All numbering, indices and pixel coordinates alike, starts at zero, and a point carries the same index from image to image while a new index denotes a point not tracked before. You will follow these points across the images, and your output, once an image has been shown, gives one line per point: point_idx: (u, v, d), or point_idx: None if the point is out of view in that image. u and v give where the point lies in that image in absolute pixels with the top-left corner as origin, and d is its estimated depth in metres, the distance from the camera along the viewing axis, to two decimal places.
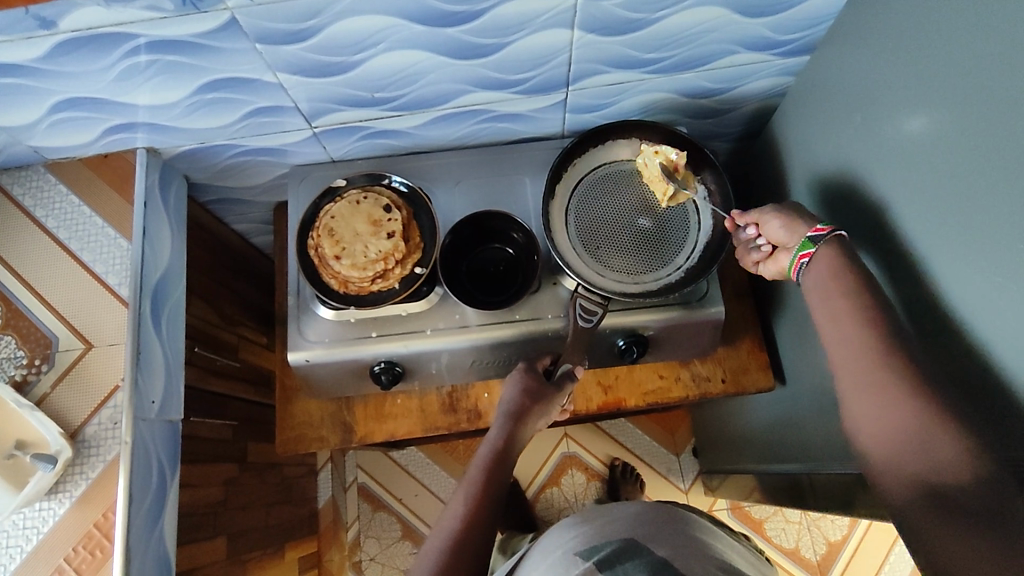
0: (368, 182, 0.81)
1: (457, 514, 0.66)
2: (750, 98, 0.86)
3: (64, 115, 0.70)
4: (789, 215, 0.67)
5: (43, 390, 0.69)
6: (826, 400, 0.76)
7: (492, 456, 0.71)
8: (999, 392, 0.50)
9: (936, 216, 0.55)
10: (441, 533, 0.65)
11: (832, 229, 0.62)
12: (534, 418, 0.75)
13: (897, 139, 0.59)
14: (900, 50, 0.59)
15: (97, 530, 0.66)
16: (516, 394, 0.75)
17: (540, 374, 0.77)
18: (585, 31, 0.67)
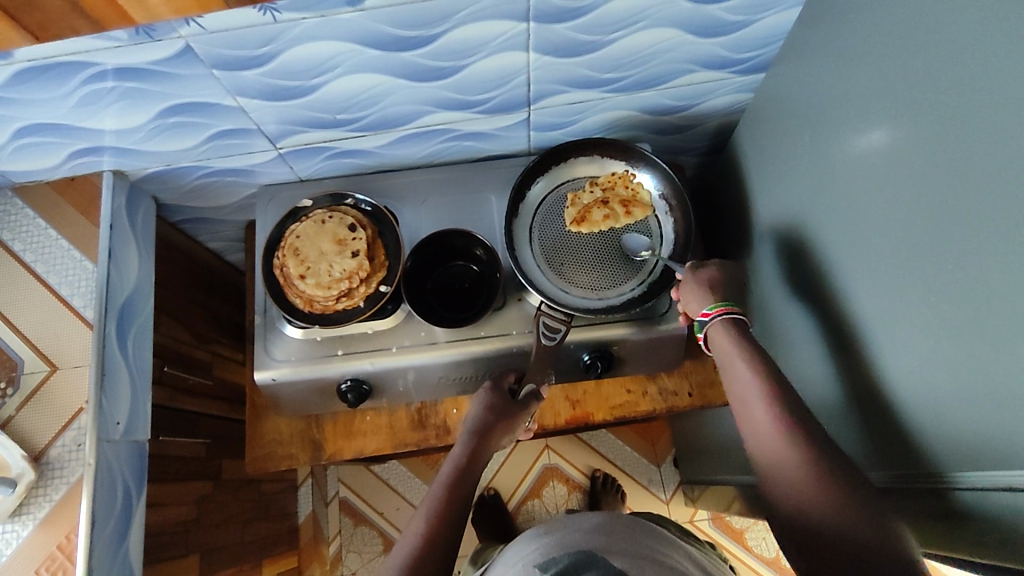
0: (333, 202, 0.82)
1: (419, 526, 0.65)
2: (712, 114, 0.87)
3: (28, 140, 0.71)
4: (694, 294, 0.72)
5: (8, 411, 0.69)
6: None
7: (455, 471, 0.71)
8: (956, 409, 0.51)
9: (892, 234, 0.56)
10: (403, 545, 0.64)
11: (716, 316, 0.69)
12: (498, 434, 0.76)
13: (855, 156, 0.60)
14: (855, 69, 0.59)
15: (60, 552, 0.66)
16: (481, 411, 0.77)
17: (506, 392, 0.78)
18: (541, 53, 0.68)
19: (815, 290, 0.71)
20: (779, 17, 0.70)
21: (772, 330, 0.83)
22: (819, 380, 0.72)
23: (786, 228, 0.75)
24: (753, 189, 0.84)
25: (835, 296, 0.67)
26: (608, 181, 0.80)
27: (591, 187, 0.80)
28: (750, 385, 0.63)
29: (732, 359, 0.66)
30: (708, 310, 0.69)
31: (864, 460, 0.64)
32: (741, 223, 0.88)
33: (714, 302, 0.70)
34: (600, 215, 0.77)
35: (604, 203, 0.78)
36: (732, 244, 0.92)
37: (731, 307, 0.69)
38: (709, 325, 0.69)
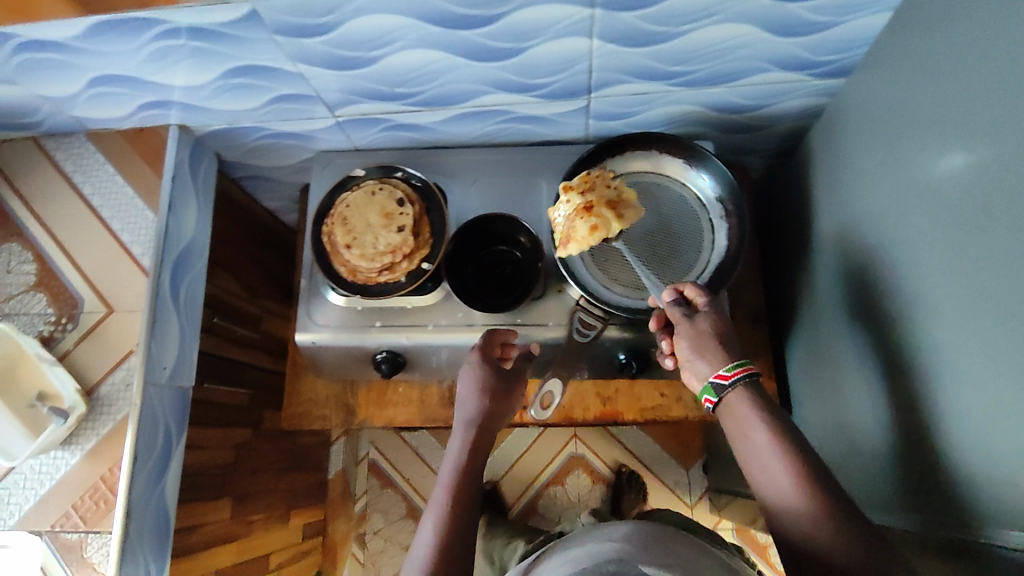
0: (383, 173, 0.82)
1: (436, 524, 0.65)
2: (785, 116, 0.82)
3: (99, 89, 0.73)
4: (698, 352, 0.64)
5: (66, 346, 0.74)
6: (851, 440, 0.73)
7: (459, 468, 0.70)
8: (1012, 470, 0.47)
9: (966, 269, 0.51)
10: (422, 542, 0.64)
11: (739, 376, 0.61)
12: (496, 415, 0.75)
13: (935, 181, 0.55)
14: (943, 86, 0.54)
15: (102, 483, 0.70)
16: (476, 396, 0.74)
17: (497, 364, 0.76)
18: (605, 41, 0.65)
19: (876, 316, 0.66)
20: (873, 20, 0.64)
21: (824, 352, 0.78)
22: (873, 411, 0.68)
23: (853, 248, 0.71)
24: (820, 200, 0.78)
25: (897, 326, 0.62)
26: (585, 181, 0.73)
27: (568, 202, 0.72)
28: (769, 450, 0.58)
29: (748, 419, 0.59)
30: (725, 371, 0.62)
31: (913, 503, 0.61)
32: (802, 235, 0.83)
33: (731, 362, 0.62)
34: (588, 229, 0.69)
35: (587, 213, 0.70)
36: (790, 256, 0.87)
37: (749, 366, 0.62)
38: (727, 390, 0.61)
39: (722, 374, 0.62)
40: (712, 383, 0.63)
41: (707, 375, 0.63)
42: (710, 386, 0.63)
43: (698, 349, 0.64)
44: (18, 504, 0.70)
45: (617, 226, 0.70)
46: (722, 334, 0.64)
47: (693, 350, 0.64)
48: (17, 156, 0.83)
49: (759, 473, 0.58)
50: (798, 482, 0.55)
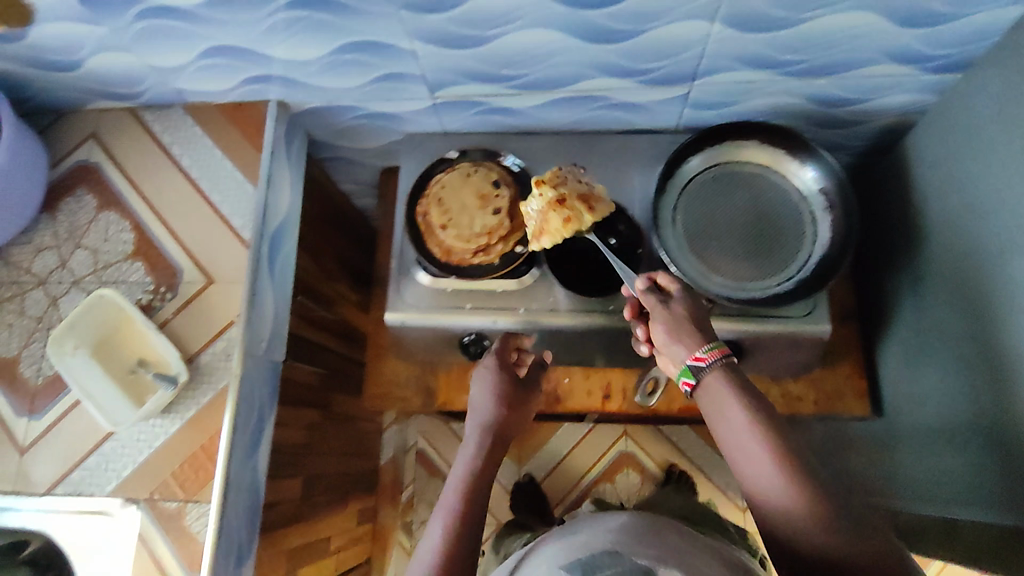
0: (483, 157, 0.82)
1: (444, 522, 0.63)
2: (883, 112, 0.81)
3: (209, 61, 0.73)
4: (676, 334, 0.60)
5: (165, 315, 0.74)
6: (939, 439, 0.74)
7: (471, 470, 0.67)
8: None
9: None
10: (430, 541, 0.61)
11: (719, 355, 0.59)
12: (513, 421, 0.74)
13: None
14: None
15: (202, 452, 0.71)
16: (492, 403, 0.73)
17: (512, 373, 0.76)
18: (725, 25, 0.65)
19: (983, 309, 0.66)
20: (996, 13, 0.64)
21: (924, 349, 0.78)
22: (967, 404, 0.68)
23: (958, 243, 0.70)
24: (920, 196, 0.78)
25: (1007, 320, 0.62)
26: (555, 175, 0.73)
27: (538, 191, 0.72)
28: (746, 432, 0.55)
29: (725, 414, 0.57)
30: (702, 352, 0.59)
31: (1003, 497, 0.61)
32: (896, 232, 0.83)
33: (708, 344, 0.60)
34: (563, 220, 0.71)
35: (562, 205, 0.72)
36: (878, 253, 0.86)
37: (723, 346, 0.60)
38: (704, 371, 0.59)
39: (700, 356, 0.59)
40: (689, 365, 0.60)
41: (686, 357, 0.60)
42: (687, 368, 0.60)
43: (673, 332, 0.61)
44: (116, 470, 0.71)
45: (589, 218, 0.72)
46: (698, 317, 0.62)
47: (670, 333, 0.61)
48: (114, 126, 0.83)
49: (735, 454, 0.56)
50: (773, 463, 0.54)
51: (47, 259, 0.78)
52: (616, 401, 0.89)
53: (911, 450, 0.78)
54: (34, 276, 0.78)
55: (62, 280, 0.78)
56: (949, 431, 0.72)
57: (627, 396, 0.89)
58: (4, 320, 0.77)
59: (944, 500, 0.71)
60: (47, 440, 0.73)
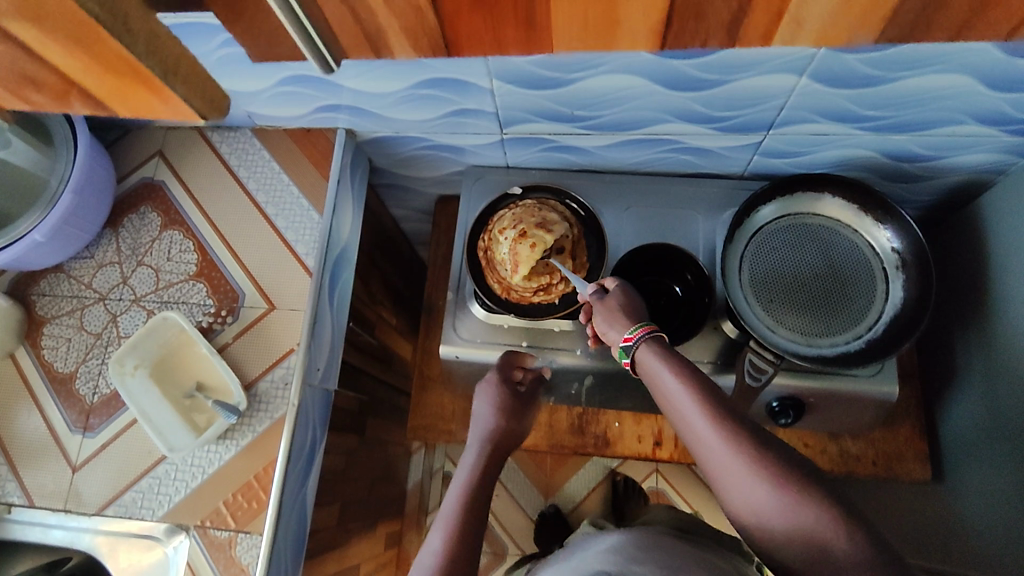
0: (548, 195, 0.81)
1: (442, 534, 0.60)
2: (957, 170, 0.79)
3: (284, 89, 0.74)
4: (608, 317, 0.62)
5: (225, 339, 0.74)
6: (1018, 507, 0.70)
7: (469, 484, 0.64)
8: None
9: None
10: (426, 553, 0.59)
11: (641, 334, 0.59)
12: (514, 434, 0.70)
13: None
14: None
15: (256, 481, 0.70)
16: (492, 415, 0.71)
17: (513, 387, 0.74)
18: (813, 80, 0.64)
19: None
20: None
21: (995, 414, 0.75)
22: None
23: None
24: (996, 259, 0.76)
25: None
26: (516, 216, 0.76)
27: (505, 232, 0.75)
28: (685, 401, 0.54)
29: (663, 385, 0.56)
30: (629, 332, 0.59)
31: None
32: (966, 292, 0.80)
33: (636, 324, 0.60)
34: (529, 249, 0.72)
35: (522, 235, 0.73)
36: (946, 312, 0.84)
37: (653, 324, 0.60)
38: (635, 349, 0.59)
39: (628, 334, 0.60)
40: (623, 347, 0.60)
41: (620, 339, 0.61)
42: (623, 350, 0.60)
43: (609, 320, 0.62)
44: (167, 495, 0.70)
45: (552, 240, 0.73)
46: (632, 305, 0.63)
47: (602, 315, 0.63)
48: (181, 146, 0.83)
49: (680, 421, 0.54)
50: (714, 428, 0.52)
51: (108, 274, 0.79)
52: (667, 449, 0.87)
53: (961, 512, 0.79)
54: (95, 291, 0.78)
55: (122, 297, 0.77)
56: None
57: (678, 444, 0.87)
58: (63, 334, 0.77)
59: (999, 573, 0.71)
60: (98, 459, 0.72)
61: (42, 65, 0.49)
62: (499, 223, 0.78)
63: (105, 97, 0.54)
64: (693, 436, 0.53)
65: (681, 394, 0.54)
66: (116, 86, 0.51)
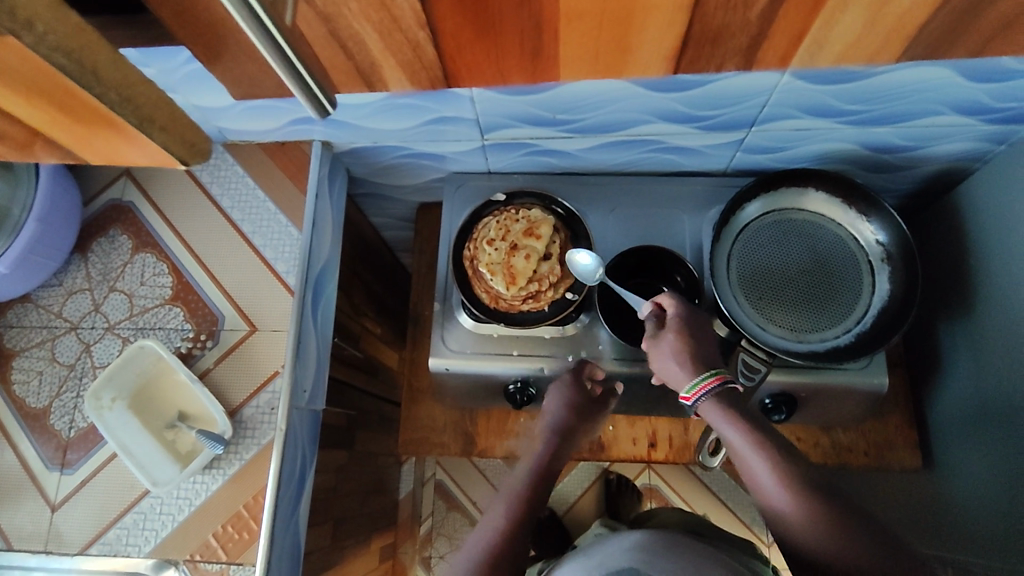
0: (533, 201, 0.80)
1: (502, 513, 0.68)
2: (936, 159, 0.80)
3: (256, 104, 0.71)
4: (669, 365, 0.65)
5: (206, 365, 0.72)
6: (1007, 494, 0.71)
7: (536, 470, 0.71)
8: None
9: None
10: (482, 531, 0.66)
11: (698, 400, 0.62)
12: (577, 431, 0.76)
13: None
14: None
15: (245, 511, 0.68)
16: (563, 412, 0.75)
17: (585, 390, 0.77)
18: (796, 78, 0.64)
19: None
20: None
21: (981, 401, 0.76)
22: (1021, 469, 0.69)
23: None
24: (976, 246, 0.76)
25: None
26: (500, 228, 0.76)
27: (493, 244, 0.76)
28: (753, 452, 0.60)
29: (732, 441, 0.61)
30: (687, 392, 0.63)
31: None
32: (949, 280, 0.81)
33: (695, 379, 0.63)
34: (524, 258, 0.74)
35: (513, 247, 0.75)
36: (929, 300, 0.85)
37: (709, 383, 0.62)
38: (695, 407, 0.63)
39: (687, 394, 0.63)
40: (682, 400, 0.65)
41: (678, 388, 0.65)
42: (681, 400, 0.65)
43: (666, 366, 0.66)
44: (154, 530, 0.68)
45: (544, 242, 0.75)
46: (691, 348, 0.65)
47: (662, 363, 0.66)
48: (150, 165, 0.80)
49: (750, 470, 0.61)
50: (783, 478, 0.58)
51: (79, 302, 0.75)
52: (662, 450, 0.87)
53: (952, 498, 0.80)
54: (66, 320, 0.75)
55: (95, 325, 0.74)
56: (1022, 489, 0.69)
57: (673, 445, 0.87)
58: (34, 367, 0.73)
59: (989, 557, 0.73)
60: (78, 496, 0.69)
61: (8, 121, 0.55)
62: (480, 235, 0.78)
63: (59, 136, 0.59)
64: (763, 483, 0.59)
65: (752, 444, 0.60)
66: (83, 133, 0.59)
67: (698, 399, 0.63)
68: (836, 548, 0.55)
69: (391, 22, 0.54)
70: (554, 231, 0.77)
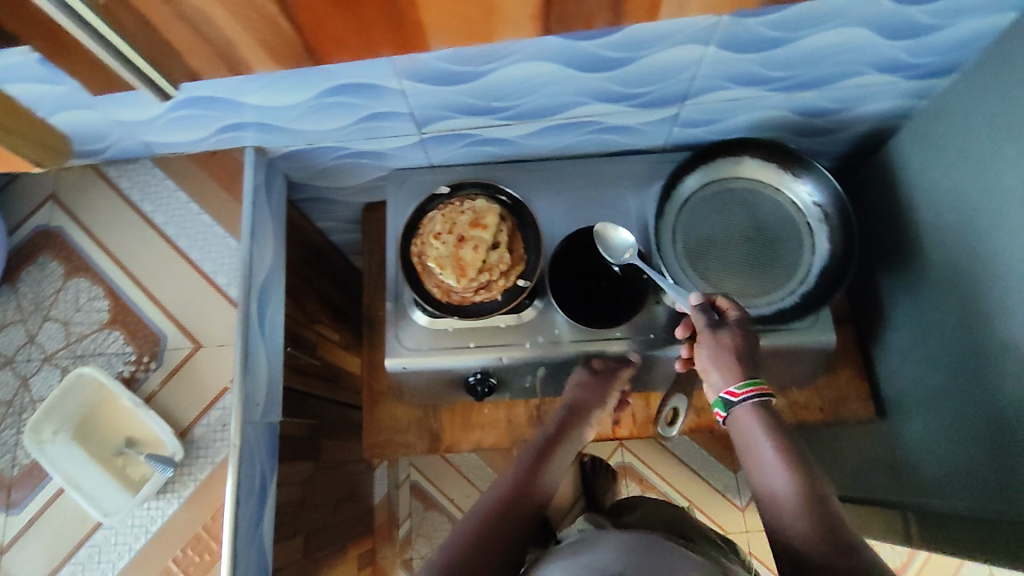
0: (476, 190, 0.80)
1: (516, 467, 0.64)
2: (863, 119, 0.82)
3: (180, 112, 0.69)
4: (717, 364, 0.62)
5: (151, 388, 0.70)
6: (953, 433, 0.74)
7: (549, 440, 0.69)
8: None
9: None
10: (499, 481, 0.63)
11: (747, 397, 0.59)
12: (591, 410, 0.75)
13: None
14: None
15: (205, 533, 0.66)
16: (574, 390, 0.76)
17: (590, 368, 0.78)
18: (720, 48, 0.65)
19: (974, 318, 0.69)
20: (983, 21, 0.66)
21: (923, 347, 0.79)
22: (964, 409, 0.72)
23: (954, 248, 0.71)
24: (907, 200, 0.79)
25: (1005, 316, 0.65)
26: (446, 220, 0.76)
27: (440, 238, 0.75)
28: (763, 437, 0.57)
29: (758, 445, 0.56)
30: (737, 388, 0.59)
31: None
32: (885, 235, 0.84)
33: (744, 380, 0.60)
34: (472, 248, 0.73)
35: (462, 239, 0.74)
36: (869, 256, 0.87)
37: (762, 386, 0.59)
38: (735, 404, 0.59)
39: (734, 391, 0.60)
40: (722, 398, 0.61)
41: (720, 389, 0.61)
42: (721, 399, 0.61)
43: (719, 363, 0.62)
44: (110, 563, 0.65)
45: (492, 232, 0.74)
46: (747, 354, 0.62)
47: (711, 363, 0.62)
48: (76, 186, 0.77)
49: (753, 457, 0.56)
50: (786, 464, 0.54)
51: (11, 334, 0.72)
52: (626, 426, 0.88)
53: (905, 444, 0.83)
54: None
55: (30, 357, 0.71)
56: (966, 427, 0.72)
57: (637, 420, 0.88)
58: None
59: (941, 496, 0.76)
60: (27, 536, 0.66)
61: None
62: (426, 229, 0.77)
63: None
64: (764, 470, 0.55)
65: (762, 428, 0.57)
66: None
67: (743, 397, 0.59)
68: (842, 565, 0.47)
69: (245, 11, 0.49)
70: (501, 219, 0.76)
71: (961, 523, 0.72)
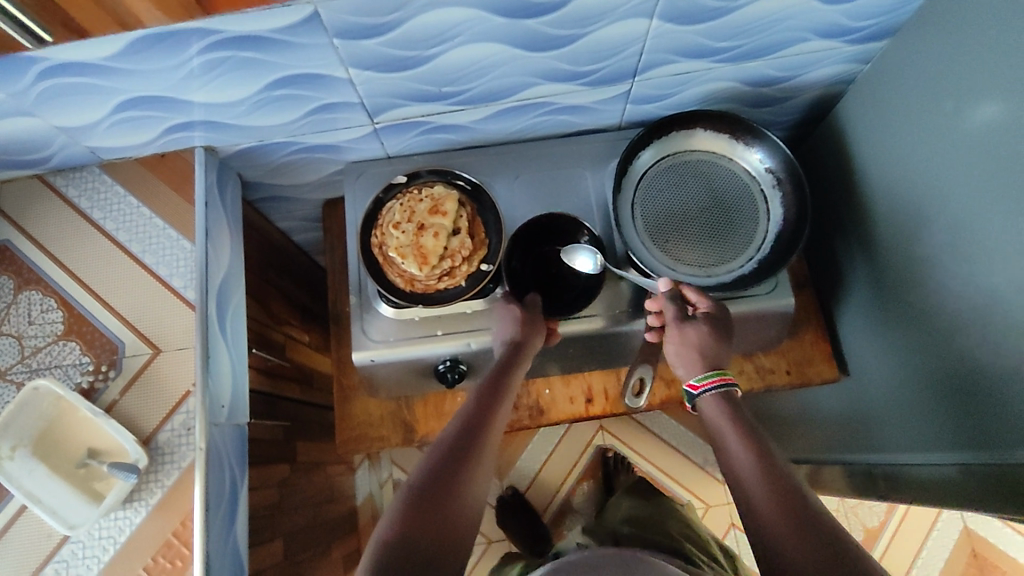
0: (433, 178, 0.79)
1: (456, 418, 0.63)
2: (811, 86, 0.83)
3: (124, 115, 0.67)
4: (682, 357, 0.69)
5: (111, 396, 0.68)
6: (912, 385, 0.76)
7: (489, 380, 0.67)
8: None
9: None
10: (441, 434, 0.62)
11: (707, 390, 0.65)
12: (527, 340, 0.72)
13: (984, 131, 0.60)
14: (990, 45, 0.58)
15: (176, 538, 0.65)
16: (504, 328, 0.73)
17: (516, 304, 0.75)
18: (664, 20, 0.65)
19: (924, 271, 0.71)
20: None
21: (881, 305, 0.81)
22: (921, 360, 0.74)
23: (902, 205, 0.73)
24: (857, 162, 0.81)
25: (951, 267, 0.67)
26: (404, 210, 0.76)
27: (400, 228, 0.75)
28: (729, 426, 0.61)
29: (725, 436, 0.61)
30: (697, 382, 0.66)
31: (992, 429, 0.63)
32: (838, 198, 0.86)
33: (706, 373, 0.67)
34: (433, 236, 0.74)
35: (422, 228, 0.74)
36: (825, 221, 0.89)
37: (721, 381, 0.66)
38: (699, 397, 0.66)
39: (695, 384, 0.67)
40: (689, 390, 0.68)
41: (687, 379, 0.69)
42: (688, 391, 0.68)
43: (682, 357, 0.69)
44: None
45: (450, 219, 0.75)
46: (707, 346, 0.68)
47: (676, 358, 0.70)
48: (21, 198, 0.75)
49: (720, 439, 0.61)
50: (748, 444, 0.59)
51: None
52: (599, 404, 0.88)
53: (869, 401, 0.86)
54: None
55: None
56: (925, 377, 0.74)
57: (609, 397, 0.88)
58: None
59: (906, 447, 0.78)
60: None
61: None
62: (386, 220, 0.76)
63: None
64: (727, 451, 0.59)
65: (727, 419, 0.62)
66: None
67: (706, 389, 0.66)
68: (791, 529, 0.51)
69: None
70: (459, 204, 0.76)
71: (925, 470, 0.74)
